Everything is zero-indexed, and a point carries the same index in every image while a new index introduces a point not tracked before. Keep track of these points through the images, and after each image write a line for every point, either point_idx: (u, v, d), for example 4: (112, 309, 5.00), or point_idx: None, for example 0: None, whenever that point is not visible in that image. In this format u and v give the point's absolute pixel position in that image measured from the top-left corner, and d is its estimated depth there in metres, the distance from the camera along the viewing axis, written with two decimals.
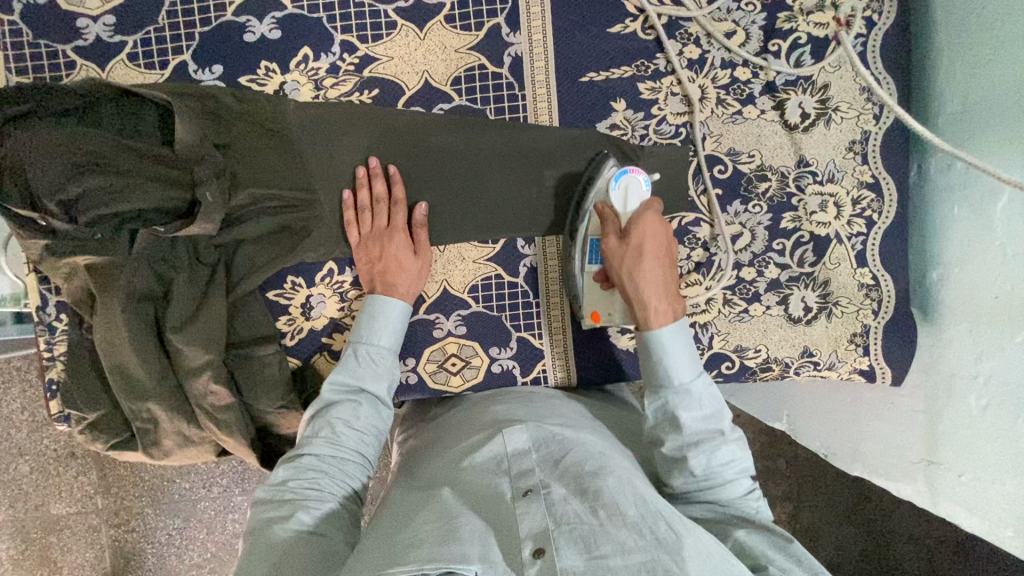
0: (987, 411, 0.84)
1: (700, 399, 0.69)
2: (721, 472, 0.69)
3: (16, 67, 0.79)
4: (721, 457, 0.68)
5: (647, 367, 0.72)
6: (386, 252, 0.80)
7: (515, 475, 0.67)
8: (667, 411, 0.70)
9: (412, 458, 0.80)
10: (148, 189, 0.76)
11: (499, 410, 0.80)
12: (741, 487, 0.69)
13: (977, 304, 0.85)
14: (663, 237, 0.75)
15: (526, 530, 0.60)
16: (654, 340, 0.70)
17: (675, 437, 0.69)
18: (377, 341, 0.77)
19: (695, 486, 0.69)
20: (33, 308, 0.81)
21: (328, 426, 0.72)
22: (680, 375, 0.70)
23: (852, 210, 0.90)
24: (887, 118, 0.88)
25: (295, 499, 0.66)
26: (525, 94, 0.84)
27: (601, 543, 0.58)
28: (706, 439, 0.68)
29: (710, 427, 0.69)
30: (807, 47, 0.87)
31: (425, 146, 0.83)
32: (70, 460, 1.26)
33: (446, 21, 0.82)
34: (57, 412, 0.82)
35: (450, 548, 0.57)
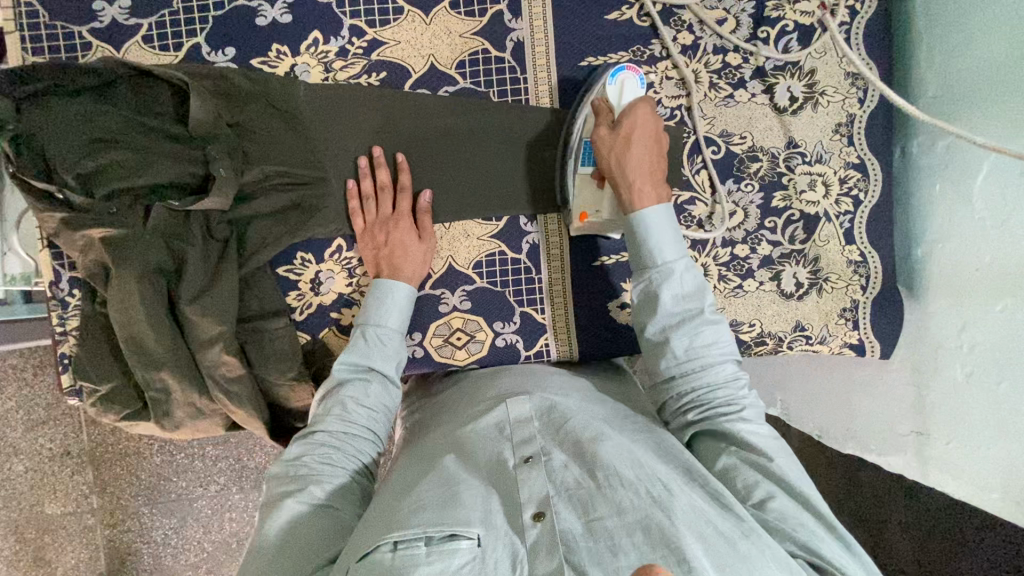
0: (971, 379, 0.87)
1: (683, 276, 0.75)
2: (703, 354, 0.73)
3: (32, 48, 0.81)
4: (702, 334, 0.73)
5: (635, 251, 0.77)
6: (392, 237, 0.82)
7: (518, 444, 0.69)
8: (652, 290, 0.75)
9: (418, 429, 0.82)
10: (163, 165, 0.78)
11: (505, 384, 0.83)
12: (724, 374, 0.73)
13: (961, 277, 0.89)
14: (652, 128, 0.79)
15: (526, 494, 0.63)
16: (641, 223, 0.76)
17: (659, 317, 0.75)
18: (384, 322, 0.79)
19: (680, 372, 0.74)
20: (47, 284, 0.82)
21: (339, 404, 0.74)
22: (665, 255, 0.75)
23: (839, 189, 0.94)
24: (871, 101, 0.93)
25: (307, 473, 0.68)
26: (527, 77, 0.88)
27: (597, 505, 0.60)
28: (688, 315, 0.74)
29: (691, 303, 0.74)
30: (794, 35, 0.91)
31: (431, 126, 0.86)
32: (66, 459, 1.26)
33: (451, 7, 0.86)
34: (69, 387, 0.84)
35: (453, 512, 0.61)
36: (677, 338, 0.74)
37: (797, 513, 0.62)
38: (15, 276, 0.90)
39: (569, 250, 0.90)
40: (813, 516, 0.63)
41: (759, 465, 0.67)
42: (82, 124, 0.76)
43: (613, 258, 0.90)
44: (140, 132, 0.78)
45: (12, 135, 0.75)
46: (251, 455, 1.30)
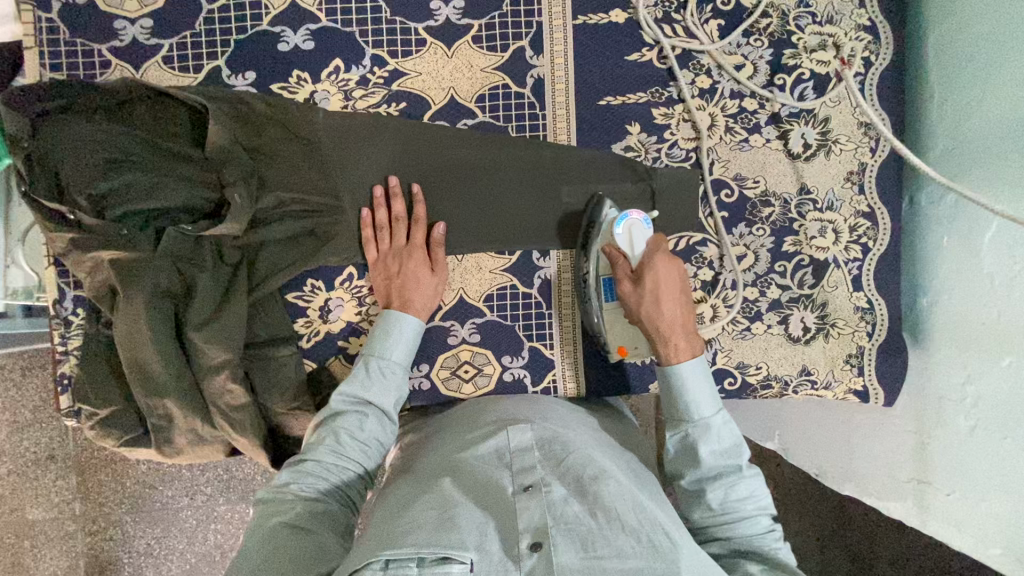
0: (974, 432, 0.88)
1: (719, 432, 0.73)
2: (739, 507, 0.71)
3: (51, 64, 0.80)
4: (737, 489, 0.71)
5: (667, 405, 0.76)
6: (404, 268, 0.82)
7: (518, 472, 0.68)
8: (688, 443, 0.74)
9: (410, 454, 0.81)
10: (175, 188, 0.77)
11: (504, 409, 0.81)
12: (760, 526, 0.70)
13: (966, 331, 0.90)
14: (674, 278, 0.79)
15: (525, 523, 0.62)
16: (674, 375, 0.75)
17: (695, 470, 0.72)
18: (389, 355, 0.78)
19: (713, 520, 0.71)
20: (50, 302, 0.81)
21: (334, 434, 0.73)
22: (701, 409, 0.74)
23: (849, 236, 0.95)
24: (883, 151, 0.94)
25: (297, 500, 0.68)
26: (546, 114, 0.88)
27: (599, 545, 0.60)
28: (724, 471, 0.72)
29: (727, 457, 0.72)
30: (810, 83, 0.93)
31: (449, 157, 0.86)
32: (50, 463, 1.23)
33: (473, 41, 0.86)
34: (67, 407, 0.82)
35: (450, 535, 0.60)
36: (712, 490, 0.71)
37: None
38: (18, 291, 0.88)
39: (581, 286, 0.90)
40: None
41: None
42: (96, 144, 0.75)
43: None
44: (153, 153, 0.77)
45: (26, 153, 0.74)
46: (239, 467, 1.27)
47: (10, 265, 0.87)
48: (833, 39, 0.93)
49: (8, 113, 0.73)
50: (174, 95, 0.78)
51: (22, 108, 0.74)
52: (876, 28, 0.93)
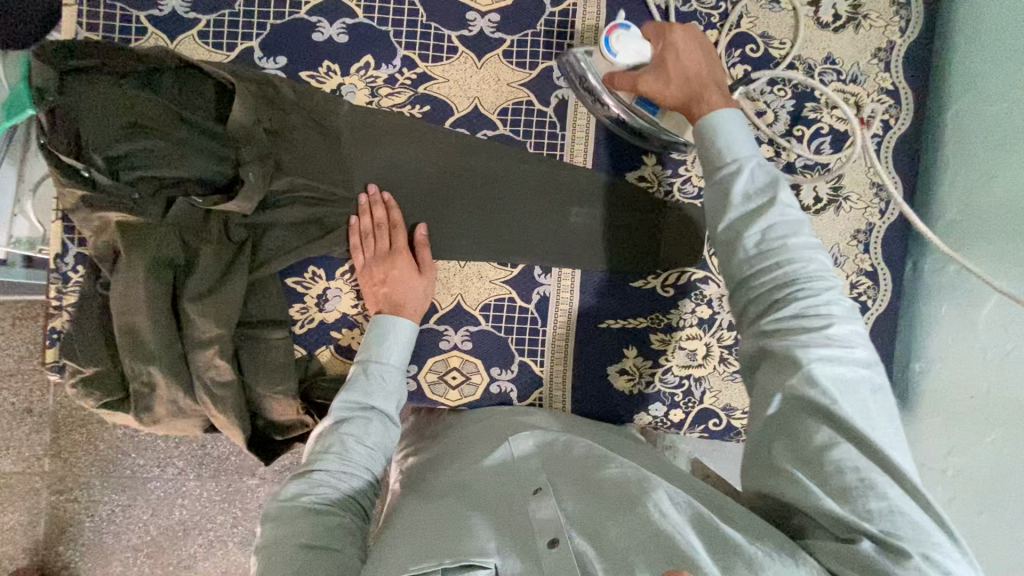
0: (952, 503, 0.88)
1: (752, 169, 0.69)
2: (782, 256, 0.66)
3: (89, 24, 0.82)
4: (776, 236, 0.66)
5: (704, 154, 0.73)
6: (396, 271, 0.81)
7: (526, 476, 0.71)
8: (724, 184, 0.69)
9: (425, 467, 0.80)
10: (192, 159, 0.78)
11: (512, 419, 0.83)
12: (810, 287, 0.64)
13: (954, 402, 0.91)
14: (692, 50, 0.77)
15: (540, 524, 0.63)
16: (708, 126, 0.72)
17: (732, 212, 0.68)
18: (384, 358, 0.78)
19: (752, 274, 0.67)
20: (52, 255, 0.81)
21: (340, 441, 0.72)
22: (734, 151, 0.70)
23: (849, 292, 0.96)
24: (891, 214, 0.95)
25: (307, 514, 0.66)
26: (565, 135, 0.89)
27: (608, 527, 0.62)
28: (757, 208, 0.67)
29: (761, 196, 0.68)
30: (828, 137, 0.94)
31: (466, 165, 0.87)
32: (27, 416, 1.22)
33: (504, 55, 0.88)
34: (51, 361, 0.82)
35: (469, 544, 0.62)
36: (750, 234, 0.67)
37: (864, 464, 0.58)
38: (22, 240, 0.90)
39: (578, 306, 0.90)
40: (894, 499, 0.57)
41: (829, 420, 0.60)
42: (122, 106, 0.76)
43: (619, 322, 0.91)
44: (176, 122, 0.78)
45: (50, 106, 0.75)
46: (214, 443, 1.26)
47: (17, 214, 0.89)
48: (855, 99, 0.94)
49: (38, 65, 0.74)
50: (204, 70, 0.79)
51: (52, 62, 0.75)
52: (898, 93, 0.95)
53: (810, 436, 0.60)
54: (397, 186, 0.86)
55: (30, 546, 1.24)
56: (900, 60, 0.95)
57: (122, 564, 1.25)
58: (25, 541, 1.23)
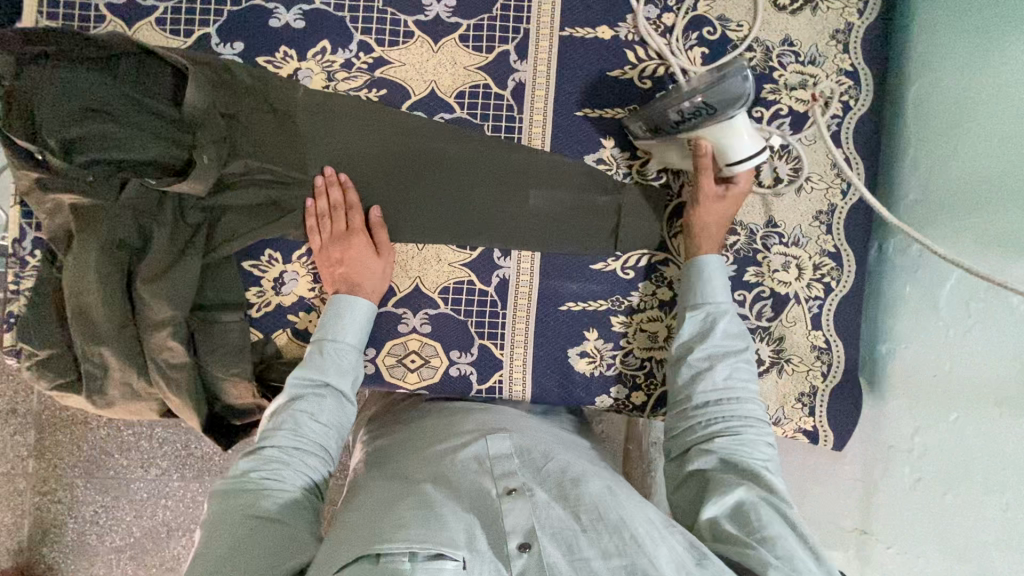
0: (918, 484, 0.86)
1: (732, 320, 0.82)
2: (738, 391, 0.79)
3: (48, 12, 0.83)
4: (741, 376, 0.80)
5: (686, 289, 0.85)
6: (349, 248, 0.82)
7: (499, 476, 0.70)
8: (705, 322, 0.82)
9: (385, 455, 0.82)
10: (147, 142, 0.79)
11: (477, 416, 0.84)
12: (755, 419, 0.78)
13: (921, 382, 0.89)
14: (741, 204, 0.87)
15: (513, 524, 0.64)
16: (703, 263, 0.84)
17: (708, 345, 0.81)
18: (341, 337, 0.78)
19: (714, 400, 0.79)
20: (9, 239, 0.82)
21: (294, 418, 0.73)
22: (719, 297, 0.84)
23: (812, 273, 0.95)
24: (854, 195, 0.95)
25: (256, 491, 0.66)
26: (523, 117, 0.90)
27: (584, 546, 0.63)
28: (731, 351, 0.81)
29: (732, 342, 0.82)
30: (788, 119, 0.94)
31: (426, 149, 0.87)
32: (11, 417, 1.23)
33: (460, 39, 0.88)
34: (9, 345, 0.82)
35: (440, 533, 0.62)
36: (720, 367, 0.80)
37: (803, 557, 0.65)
38: None
39: (538, 290, 0.90)
40: None
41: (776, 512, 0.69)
42: (77, 91, 0.78)
43: (579, 305, 0.91)
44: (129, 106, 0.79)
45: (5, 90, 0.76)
46: (197, 442, 1.26)
47: None
48: (813, 79, 0.94)
49: None
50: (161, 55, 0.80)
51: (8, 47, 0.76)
52: (857, 74, 0.95)
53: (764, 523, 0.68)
54: (354, 173, 0.86)
55: (13, 549, 1.23)
56: (859, 42, 0.95)
57: (104, 565, 1.24)
58: (8, 544, 1.23)
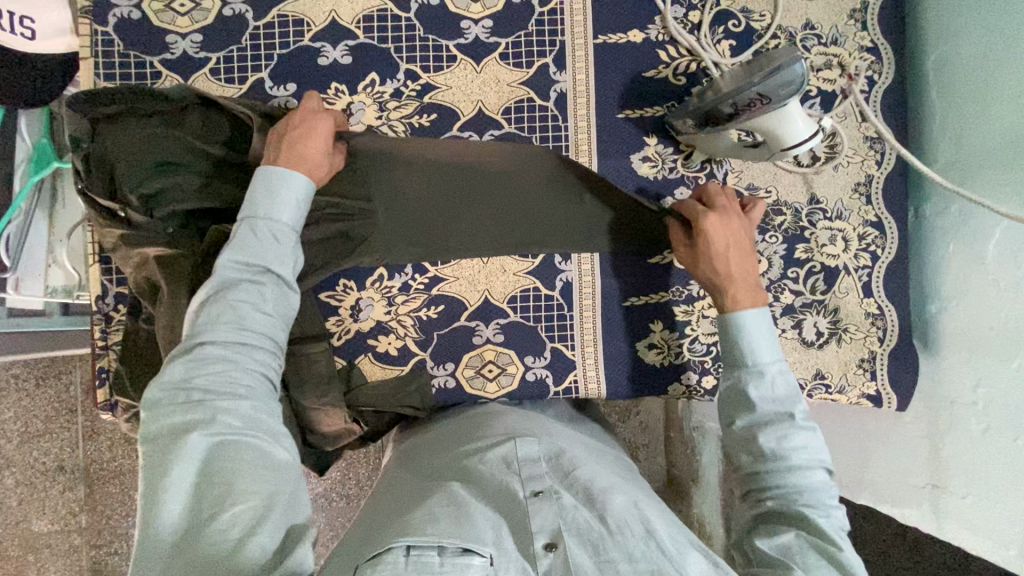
0: (987, 435, 0.89)
1: (775, 380, 0.76)
2: (792, 455, 0.73)
3: (105, 73, 0.86)
4: (792, 443, 0.73)
5: (726, 348, 0.81)
6: (309, 124, 0.78)
7: (527, 478, 0.72)
8: (739, 387, 0.78)
9: (419, 455, 0.84)
10: (222, 190, 0.82)
11: (508, 419, 0.85)
12: (814, 478, 0.72)
13: (976, 336, 0.93)
14: (738, 243, 0.84)
15: (539, 525, 0.65)
16: (734, 324, 0.80)
17: (750, 413, 0.76)
18: (278, 218, 0.71)
19: (763, 464, 0.74)
20: (93, 297, 0.84)
21: (231, 309, 0.65)
22: (758, 357, 0.78)
23: (858, 244, 0.99)
24: (889, 165, 0.99)
25: (203, 396, 0.60)
26: (568, 125, 0.93)
27: (609, 548, 0.63)
28: (777, 417, 0.74)
29: (780, 407, 0.76)
30: (818, 99, 0.98)
31: (477, 168, 0.90)
32: (60, 474, 1.23)
33: (500, 58, 0.92)
34: (103, 401, 0.85)
35: (466, 528, 0.63)
36: (765, 434, 0.74)
37: None
38: (57, 289, 0.93)
39: (601, 289, 0.93)
40: None
41: (828, 558, 0.64)
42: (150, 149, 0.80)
43: (643, 299, 0.94)
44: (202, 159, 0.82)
45: (84, 153, 0.79)
46: None
47: (53, 265, 0.92)
48: (838, 59, 0.98)
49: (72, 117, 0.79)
50: (224, 106, 0.82)
51: (83, 112, 0.79)
52: (878, 49, 0.99)
53: (809, 566, 0.64)
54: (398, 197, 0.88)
55: None
56: (876, 18, 0.99)
57: None
58: None
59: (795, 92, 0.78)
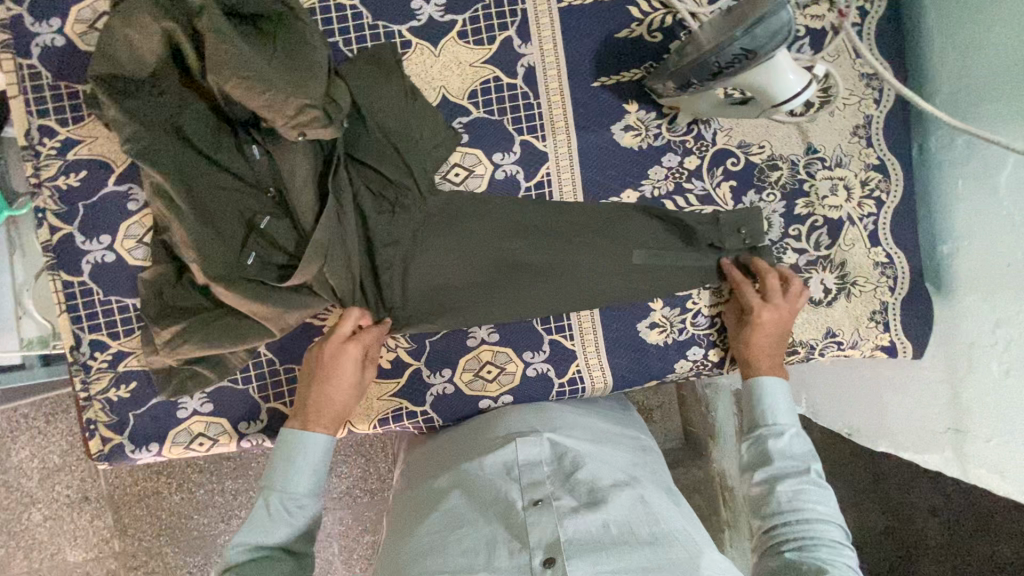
0: (1009, 376, 0.85)
1: (792, 439, 0.75)
2: (809, 511, 0.69)
3: (38, 110, 0.79)
4: (810, 498, 0.70)
5: (748, 413, 0.80)
6: (339, 355, 0.75)
7: (527, 486, 0.70)
8: (761, 444, 0.76)
9: (421, 465, 0.83)
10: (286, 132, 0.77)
11: (514, 414, 0.83)
12: (831, 537, 0.68)
13: (991, 273, 0.88)
14: (781, 323, 0.83)
15: (537, 539, 0.64)
16: (759, 384, 0.80)
17: (771, 469, 0.74)
18: None
19: (776, 518, 0.70)
20: (67, 349, 0.81)
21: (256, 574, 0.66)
22: (779, 417, 0.77)
23: (861, 191, 0.93)
24: (888, 101, 0.93)
25: None
26: (541, 101, 0.87)
27: (613, 561, 0.62)
28: (794, 472, 0.72)
29: (798, 466, 0.73)
30: (807, 40, 0.91)
31: (492, 269, 0.85)
32: (61, 526, 1.18)
33: (458, 36, 0.85)
34: (98, 452, 0.82)
35: (463, 561, 0.64)
36: (780, 489, 0.71)
37: None
38: (33, 340, 0.88)
39: None
40: None
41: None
42: (358, 136, 0.81)
43: None
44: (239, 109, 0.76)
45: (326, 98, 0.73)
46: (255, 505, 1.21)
47: (21, 316, 0.88)
48: None
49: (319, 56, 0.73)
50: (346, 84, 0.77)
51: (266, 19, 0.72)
52: None
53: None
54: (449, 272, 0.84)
55: None
56: None
57: None
58: None
59: (782, 44, 0.69)
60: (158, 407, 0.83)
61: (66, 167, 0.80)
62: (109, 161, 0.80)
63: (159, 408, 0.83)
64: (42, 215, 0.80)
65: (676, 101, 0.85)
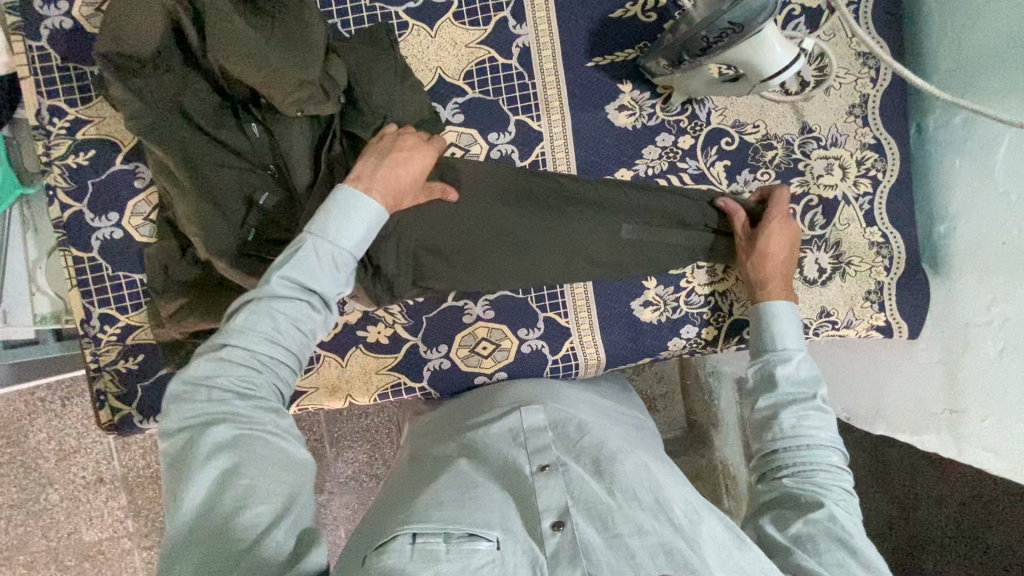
0: (1003, 355, 0.84)
1: (799, 363, 0.76)
2: (814, 433, 0.70)
3: (48, 90, 0.82)
4: (811, 423, 0.71)
5: (756, 337, 0.81)
6: (413, 147, 0.76)
7: (534, 452, 0.69)
8: (767, 370, 0.76)
9: (424, 439, 0.82)
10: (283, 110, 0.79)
11: (515, 390, 0.84)
12: (832, 461, 0.69)
13: (987, 251, 0.87)
14: (787, 247, 0.84)
15: (546, 503, 0.62)
16: (769, 311, 0.81)
17: (775, 392, 0.74)
18: None
19: (783, 442, 0.70)
20: (78, 322, 0.84)
21: (268, 317, 0.61)
22: (785, 342, 0.78)
23: (856, 170, 0.94)
24: (885, 80, 0.92)
25: None
26: (536, 81, 0.88)
27: (618, 522, 0.61)
28: (800, 395, 0.73)
29: (805, 390, 0.73)
30: (802, 19, 0.92)
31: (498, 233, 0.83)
32: (75, 500, 1.22)
33: (454, 18, 0.86)
34: (107, 421, 0.85)
35: (475, 515, 0.61)
36: (785, 413, 0.72)
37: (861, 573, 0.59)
38: (46, 315, 0.92)
39: None
40: None
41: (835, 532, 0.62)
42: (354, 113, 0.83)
43: None
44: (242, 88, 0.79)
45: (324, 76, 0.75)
46: None
47: (35, 292, 0.92)
48: None
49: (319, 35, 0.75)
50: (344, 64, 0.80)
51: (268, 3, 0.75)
52: None
53: (820, 551, 0.61)
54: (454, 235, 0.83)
55: None
56: None
57: None
58: None
59: (767, 19, 0.71)
60: (165, 378, 0.86)
61: (75, 146, 0.82)
62: (116, 140, 0.83)
63: (165, 379, 0.86)
64: (53, 193, 0.83)
65: (669, 83, 0.86)
